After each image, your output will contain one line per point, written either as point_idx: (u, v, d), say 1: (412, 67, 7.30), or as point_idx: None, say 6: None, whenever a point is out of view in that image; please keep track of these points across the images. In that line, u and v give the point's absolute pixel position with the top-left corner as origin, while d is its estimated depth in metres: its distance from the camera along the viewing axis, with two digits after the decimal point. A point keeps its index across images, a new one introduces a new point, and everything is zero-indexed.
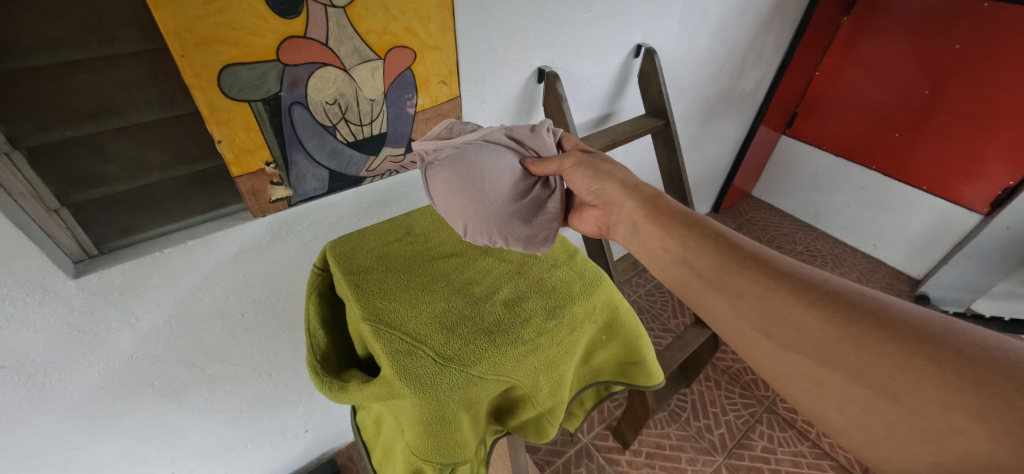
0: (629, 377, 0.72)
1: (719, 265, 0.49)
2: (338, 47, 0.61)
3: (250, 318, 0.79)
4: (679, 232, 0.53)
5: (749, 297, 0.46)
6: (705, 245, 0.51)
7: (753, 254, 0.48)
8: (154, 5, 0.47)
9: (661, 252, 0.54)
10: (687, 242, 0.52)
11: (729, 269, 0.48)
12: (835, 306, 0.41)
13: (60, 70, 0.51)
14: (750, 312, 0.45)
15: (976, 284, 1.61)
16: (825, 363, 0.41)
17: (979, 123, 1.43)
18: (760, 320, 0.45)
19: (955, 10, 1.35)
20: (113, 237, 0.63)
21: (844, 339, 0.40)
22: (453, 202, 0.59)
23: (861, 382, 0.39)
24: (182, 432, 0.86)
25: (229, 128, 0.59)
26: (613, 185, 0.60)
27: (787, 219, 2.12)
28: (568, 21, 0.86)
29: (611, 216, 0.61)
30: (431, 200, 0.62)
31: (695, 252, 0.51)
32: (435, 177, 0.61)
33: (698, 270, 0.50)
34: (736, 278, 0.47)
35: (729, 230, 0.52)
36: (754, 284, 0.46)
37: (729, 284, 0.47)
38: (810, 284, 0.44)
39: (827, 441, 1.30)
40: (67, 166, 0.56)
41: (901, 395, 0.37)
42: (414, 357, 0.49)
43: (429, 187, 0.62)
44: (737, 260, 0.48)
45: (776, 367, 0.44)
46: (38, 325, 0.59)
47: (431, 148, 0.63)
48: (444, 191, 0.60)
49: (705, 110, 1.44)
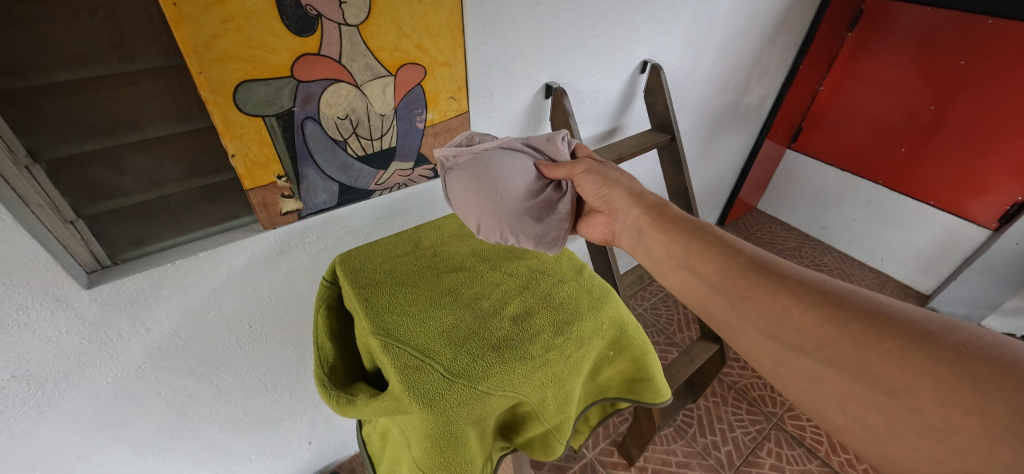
0: (636, 393, 0.71)
1: (721, 270, 0.49)
2: (351, 64, 0.63)
3: (258, 329, 0.79)
4: (682, 238, 0.54)
5: (750, 301, 0.46)
6: (704, 252, 0.51)
7: (753, 259, 0.48)
8: (175, 24, 0.49)
9: (664, 258, 0.54)
10: (690, 248, 0.52)
11: (732, 274, 0.48)
12: (832, 307, 0.41)
13: (81, 86, 0.52)
14: (754, 316, 0.45)
15: (987, 300, 1.60)
16: (827, 371, 0.40)
17: (983, 138, 1.43)
18: (764, 325, 0.45)
19: (957, 26, 1.36)
20: (126, 248, 0.64)
21: (845, 341, 0.40)
22: (468, 199, 0.60)
23: (861, 381, 0.38)
24: (185, 442, 0.86)
25: (243, 141, 0.60)
26: (621, 193, 0.60)
27: (793, 232, 2.11)
28: (575, 37, 0.87)
29: (616, 223, 0.61)
30: (450, 203, 0.63)
31: (699, 261, 0.51)
32: (453, 181, 0.62)
33: (702, 275, 0.50)
34: (740, 286, 0.47)
35: (730, 236, 0.53)
36: (757, 290, 0.46)
37: (730, 288, 0.47)
38: (809, 288, 0.44)
39: (837, 460, 1.27)
40: (85, 179, 0.57)
41: (897, 392, 0.37)
42: (422, 372, 0.49)
43: (448, 191, 0.63)
44: (741, 265, 0.48)
45: (780, 371, 0.44)
46: (50, 334, 0.59)
47: (451, 155, 0.65)
48: (460, 190, 0.61)
49: (711, 124, 1.44)
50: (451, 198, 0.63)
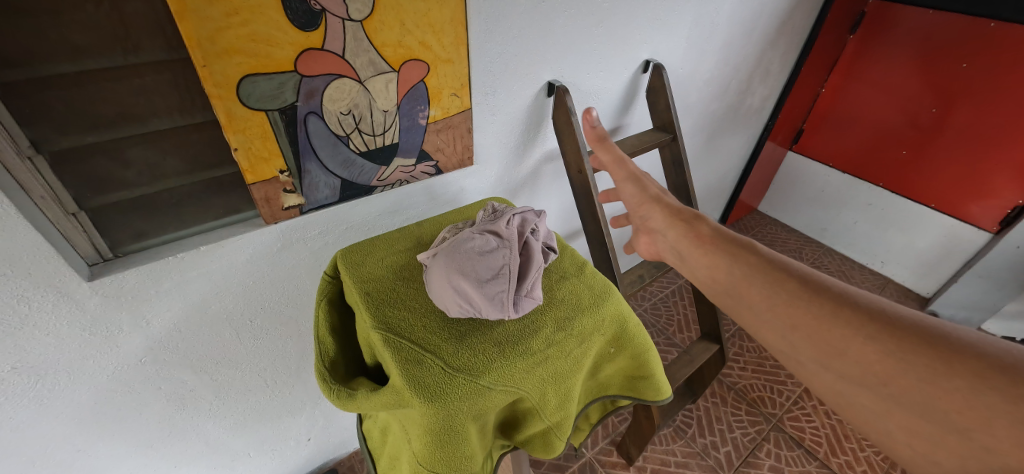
0: (636, 391, 0.71)
1: (770, 298, 0.51)
2: (354, 59, 0.63)
3: (259, 325, 0.80)
4: (727, 263, 0.57)
5: (801, 330, 0.48)
6: (753, 277, 0.54)
7: (801, 283, 0.51)
8: (179, 16, 0.49)
9: (713, 282, 0.58)
10: (734, 273, 0.56)
11: (782, 302, 0.50)
12: (893, 339, 0.42)
13: (84, 77, 0.52)
14: (806, 345, 0.47)
15: (987, 303, 1.61)
16: (889, 398, 0.42)
17: (981, 142, 1.45)
18: (818, 354, 0.46)
19: (959, 29, 1.37)
20: (127, 242, 0.64)
21: (905, 373, 0.41)
22: (476, 294, 0.50)
23: (928, 418, 0.40)
24: (185, 437, 0.86)
25: (246, 136, 0.61)
26: (658, 215, 0.70)
27: (793, 234, 2.11)
28: (578, 36, 0.87)
29: (660, 241, 0.70)
30: (435, 293, 0.53)
31: (745, 284, 0.54)
32: (457, 303, 0.51)
33: (751, 302, 0.53)
34: (791, 312, 0.49)
35: (776, 256, 0.55)
36: (810, 317, 0.48)
37: (781, 316, 0.50)
38: (867, 318, 0.45)
39: (836, 461, 1.27)
40: (89, 172, 0.57)
41: (969, 430, 0.37)
42: (423, 366, 0.49)
43: (440, 296, 0.53)
44: (791, 292, 0.50)
45: (835, 385, 0.45)
46: (51, 327, 0.59)
47: (459, 303, 0.51)
48: (457, 291, 0.51)
49: (713, 124, 1.44)
50: (446, 307, 0.52)
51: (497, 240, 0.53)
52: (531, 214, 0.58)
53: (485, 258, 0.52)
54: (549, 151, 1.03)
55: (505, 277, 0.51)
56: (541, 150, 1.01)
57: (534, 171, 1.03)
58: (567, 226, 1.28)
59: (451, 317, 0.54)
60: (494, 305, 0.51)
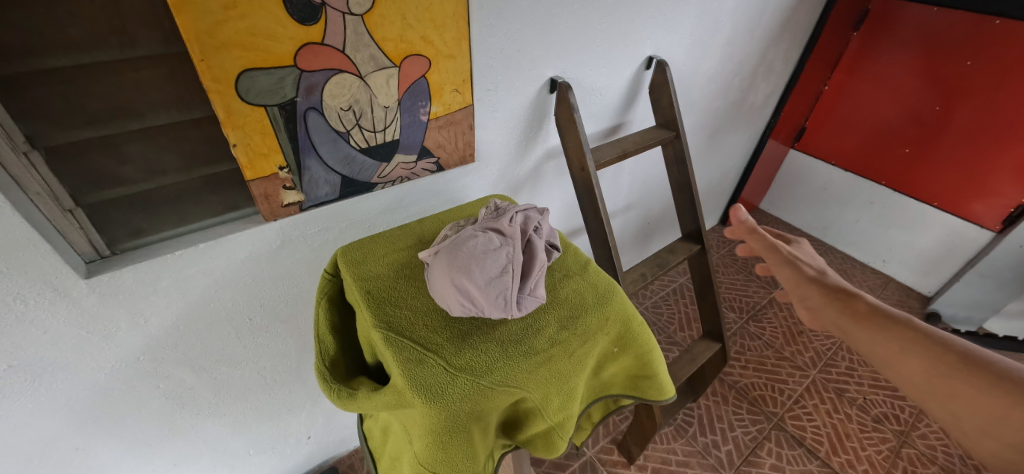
0: (639, 390, 0.71)
1: (925, 369, 0.50)
2: (355, 54, 0.62)
3: (258, 323, 0.79)
4: (872, 331, 0.56)
5: (962, 400, 0.47)
6: (903, 347, 0.52)
7: (960, 354, 0.49)
8: (176, 9, 0.48)
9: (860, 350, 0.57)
10: (884, 341, 0.54)
11: (942, 373, 0.49)
12: None
13: (81, 71, 0.51)
14: (968, 415, 0.46)
15: (990, 302, 1.60)
16: None
17: (985, 141, 1.44)
18: (983, 425, 0.45)
19: (964, 26, 1.36)
20: (124, 239, 0.63)
21: None
22: (477, 291, 0.49)
23: None
24: (185, 436, 0.85)
25: (244, 131, 0.60)
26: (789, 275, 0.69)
27: (794, 232, 2.09)
28: (581, 32, 0.86)
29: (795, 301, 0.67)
30: (437, 293, 0.52)
31: (898, 356, 0.53)
32: (459, 302, 0.50)
33: (906, 373, 0.52)
34: (950, 383, 0.48)
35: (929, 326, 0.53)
36: (970, 388, 0.46)
37: (941, 386, 0.48)
38: None
39: (837, 461, 1.27)
40: (85, 167, 0.57)
41: None
42: (425, 366, 0.48)
43: (442, 295, 0.52)
44: (948, 364, 0.49)
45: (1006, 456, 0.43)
46: (48, 325, 0.59)
47: (461, 301, 0.50)
48: (459, 290, 0.50)
49: (715, 122, 1.43)
50: (448, 306, 0.51)
51: (499, 239, 0.53)
52: (534, 213, 0.58)
53: (487, 257, 0.51)
54: (551, 148, 1.02)
55: (508, 275, 0.50)
56: (543, 147, 1.00)
57: (535, 168, 1.03)
58: (569, 224, 1.27)
59: (453, 316, 0.53)
60: (496, 303, 0.49)
